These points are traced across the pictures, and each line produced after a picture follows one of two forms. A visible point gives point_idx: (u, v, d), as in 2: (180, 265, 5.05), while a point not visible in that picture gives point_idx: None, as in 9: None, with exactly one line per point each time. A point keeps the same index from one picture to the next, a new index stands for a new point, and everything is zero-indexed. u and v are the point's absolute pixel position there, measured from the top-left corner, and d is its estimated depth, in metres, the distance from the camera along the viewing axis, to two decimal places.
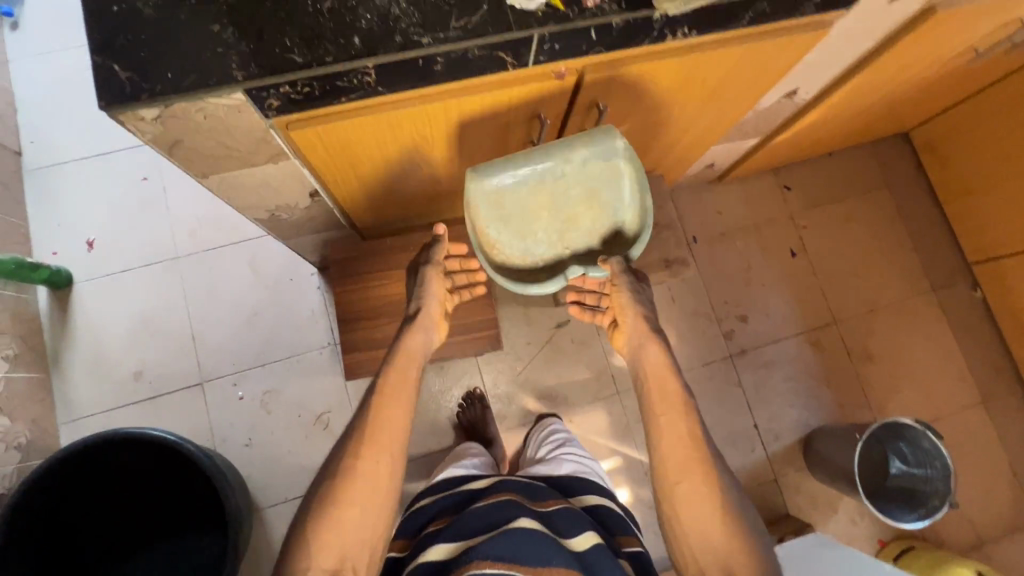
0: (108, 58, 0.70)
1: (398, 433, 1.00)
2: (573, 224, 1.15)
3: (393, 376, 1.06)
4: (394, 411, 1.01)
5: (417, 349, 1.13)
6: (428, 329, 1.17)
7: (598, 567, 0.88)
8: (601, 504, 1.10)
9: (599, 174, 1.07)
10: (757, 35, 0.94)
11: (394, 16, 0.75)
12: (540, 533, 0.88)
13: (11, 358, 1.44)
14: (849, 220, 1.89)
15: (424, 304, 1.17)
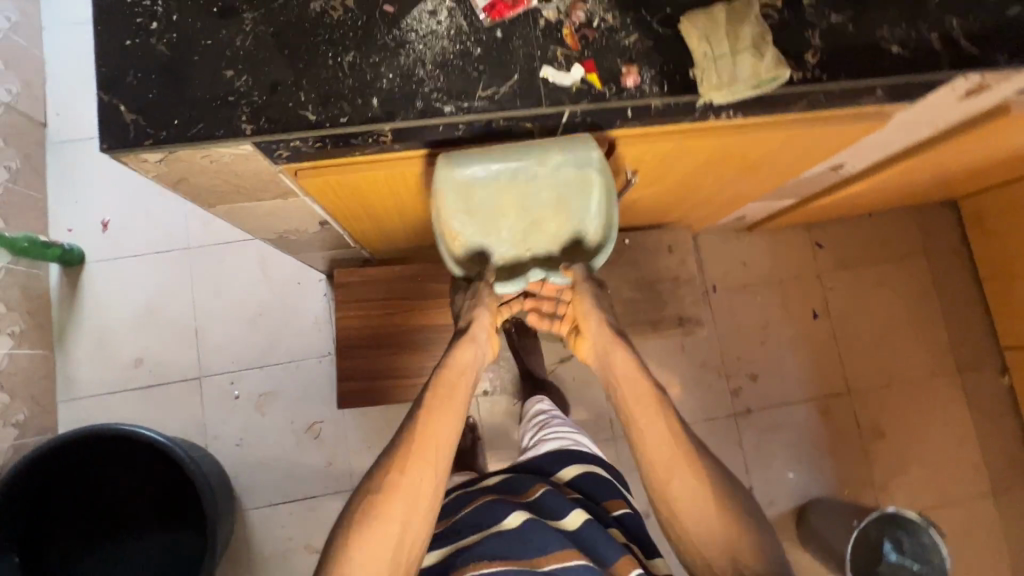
0: (116, 97, 0.67)
1: (446, 447, 0.80)
2: (537, 228, 0.92)
3: (438, 395, 0.84)
4: (441, 420, 0.81)
5: (468, 365, 0.88)
6: (481, 342, 0.91)
7: (597, 539, 0.84)
8: (588, 472, 1.04)
9: (569, 182, 0.83)
10: (809, 120, 0.86)
11: (417, 78, 0.70)
12: (532, 524, 0.83)
13: (16, 335, 1.45)
14: (880, 285, 1.80)
15: (476, 315, 0.91)
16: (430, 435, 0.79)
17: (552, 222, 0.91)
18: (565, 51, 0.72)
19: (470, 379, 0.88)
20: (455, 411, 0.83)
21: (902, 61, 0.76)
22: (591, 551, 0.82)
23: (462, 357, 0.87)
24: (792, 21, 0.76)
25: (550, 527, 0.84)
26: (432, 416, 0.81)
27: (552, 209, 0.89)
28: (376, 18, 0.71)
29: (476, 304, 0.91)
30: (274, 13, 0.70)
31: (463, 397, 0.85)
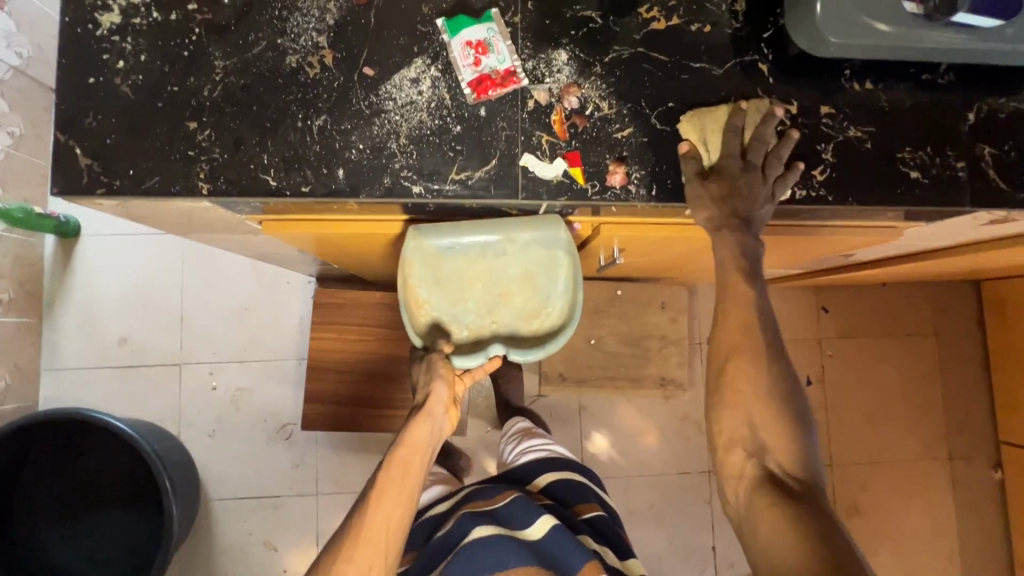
0: (74, 139, 0.64)
1: (398, 531, 0.70)
2: (504, 305, 0.85)
3: (388, 477, 0.73)
4: (388, 503, 0.71)
5: (422, 442, 0.77)
6: (440, 417, 0.81)
7: (563, 547, 0.74)
8: (563, 478, 0.96)
9: (537, 259, 0.81)
10: (810, 225, 0.80)
11: (388, 152, 0.66)
12: (493, 539, 0.73)
13: (4, 303, 1.46)
14: (882, 359, 1.72)
15: (433, 389, 0.81)
16: (376, 524, 0.69)
17: (519, 299, 0.85)
18: (550, 138, 0.67)
19: (426, 458, 0.77)
20: (409, 492, 0.73)
21: (920, 188, 0.70)
22: (557, 566, 0.72)
23: (417, 433, 0.77)
24: (804, 131, 0.70)
25: (512, 541, 0.74)
26: (380, 502, 0.71)
27: (520, 287, 0.84)
28: (353, 80, 0.67)
29: (431, 378, 0.81)
30: (246, 64, 0.66)
31: (416, 478, 0.74)
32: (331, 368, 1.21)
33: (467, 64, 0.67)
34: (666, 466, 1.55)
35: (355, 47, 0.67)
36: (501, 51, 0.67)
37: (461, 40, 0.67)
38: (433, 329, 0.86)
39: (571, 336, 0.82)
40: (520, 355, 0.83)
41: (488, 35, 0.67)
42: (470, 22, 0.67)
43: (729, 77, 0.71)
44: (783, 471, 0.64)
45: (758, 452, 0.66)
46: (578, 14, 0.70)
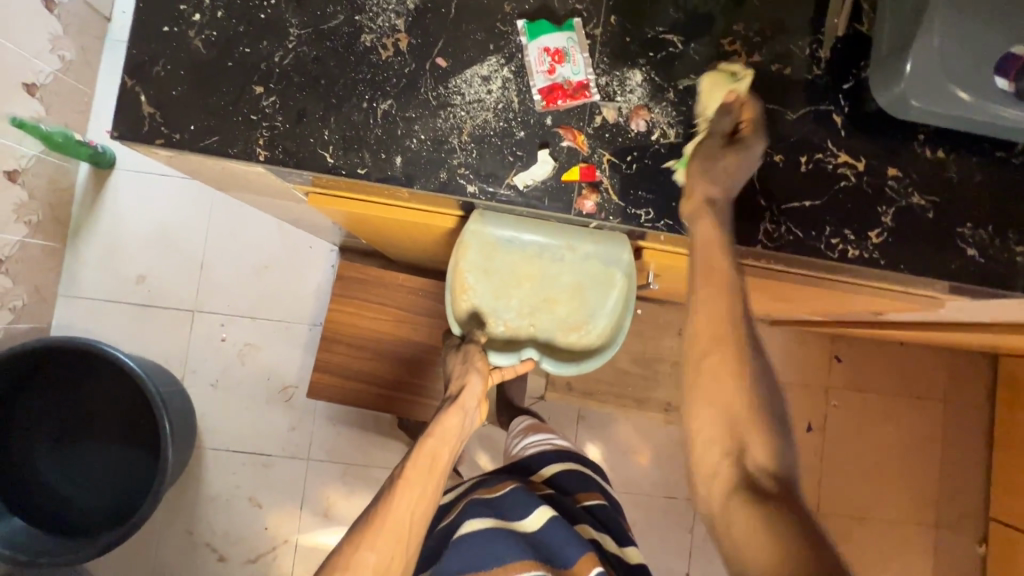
0: (142, 86, 0.65)
1: (421, 519, 0.68)
2: (548, 311, 0.86)
3: (416, 465, 0.72)
4: (415, 490, 0.69)
5: (452, 433, 0.77)
6: (471, 410, 0.81)
7: (559, 540, 0.73)
8: (567, 469, 0.97)
9: (594, 275, 0.82)
10: (854, 283, 0.78)
11: (449, 147, 0.66)
12: (488, 530, 0.72)
13: (32, 225, 1.47)
14: (885, 417, 1.69)
15: (468, 380, 0.82)
16: (401, 510, 0.67)
17: (563, 309, 0.85)
18: (612, 158, 0.67)
19: (454, 450, 0.76)
20: (435, 482, 0.72)
21: (975, 267, 0.68)
22: (554, 559, 0.71)
23: (447, 422, 0.77)
24: (868, 190, 0.69)
25: (508, 532, 0.73)
26: (407, 489, 0.69)
27: (568, 297, 0.85)
28: (425, 69, 0.66)
29: (468, 369, 0.83)
30: (321, 37, 0.65)
31: (444, 469, 0.74)
32: (344, 341, 1.21)
33: (540, 69, 0.66)
34: (652, 488, 1.55)
35: (432, 35, 0.66)
36: (576, 62, 0.66)
37: (538, 44, 0.66)
38: (473, 317, 0.88)
39: (610, 358, 0.85)
40: (552, 366, 0.85)
41: (567, 44, 0.66)
42: (551, 27, 0.66)
43: (800, 123, 0.69)
44: (764, 476, 0.55)
45: (735, 453, 0.57)
46: (658, 36, 0.69)
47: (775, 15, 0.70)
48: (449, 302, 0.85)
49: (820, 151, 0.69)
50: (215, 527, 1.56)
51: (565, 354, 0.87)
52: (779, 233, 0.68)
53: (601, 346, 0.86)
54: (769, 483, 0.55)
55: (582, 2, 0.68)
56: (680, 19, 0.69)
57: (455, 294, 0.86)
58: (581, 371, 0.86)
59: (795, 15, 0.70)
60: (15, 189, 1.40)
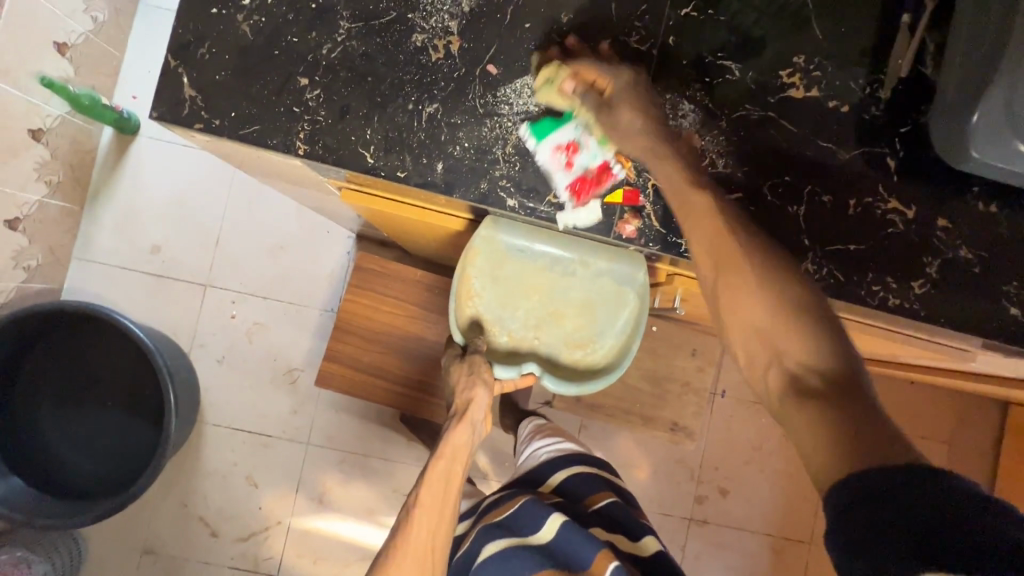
0: (186, 68, 0.63)
1: (441, 544, 0.69)
2: (554, 326, 0.84)
3: (430, 489, 0.71)
4: (432, 516, 0.69)
5: (462, 451, 0.75)
6: (477, 424, 0.78)
7: (575, 542, 0.75)
8: (575, 472, 0.98)
9: (604, 293, 0.82)
10: (886, 328, 0.77)
11: (492, 157, 0.64)
12: (504, 554, 0.73)
13: (52, 185, 1.46)
14: None
15: (473, 395, 0.78)
16: (420, 538, 0.67)
17: (570, 324, 0.84)
18: (657, 183, 0.65)
19: (466, 467, 0.76)
20: (449, 504, 0.71)
21: (1018, 327, 0.67)
22: (573, 565, 0.73)
23: (456, 441, 0.75)
24: (915, 239, 0.67)
25: (523, 550, 0.73)
26: (423, 513, 0.69)
27: (575, 313, 0.84)
28: (474, 75, 0.64)
29: (474, 382, 0.78)
30: (371, 32, 0.64)
31: (457, 489, 0.73)
32: (356, 332, 1.21)
33: (559, 169, 0.64)
34: (648, 504, 1.54)
35: (485, 40, 0.64)
36: (592, 146, 0.64)
37: (548, 143, 0.64)
38: (474, 325, 0.84)
39: (615, 379, 0.81)
40: (555, 384, 0.80)
41: (576, 134, 0.64)
42: (554, 125, 0.64)
43: (852, 163, 0.67)
44: (813, 374, 0.49)
45: (773, 358, 0.51)
46: (715, 61, 0.67)
47: (837, 48, 0.68)
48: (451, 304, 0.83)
49: (871, 194, 0.67)
50: (210, 502, 1.57)
51: (566, 371, 0.84)
52: (821, 275, 0.67)
53: (606, 367, 0.84)
54: (820, 383, 0.49)
55: (641, 19, 0.66)
56: (738, 44, 0.67)
57: (459, 297, 0.83)
58: (581, 393, 0.82)
59: (857, 49, 0.68)
60: (38, 148, 1.39)
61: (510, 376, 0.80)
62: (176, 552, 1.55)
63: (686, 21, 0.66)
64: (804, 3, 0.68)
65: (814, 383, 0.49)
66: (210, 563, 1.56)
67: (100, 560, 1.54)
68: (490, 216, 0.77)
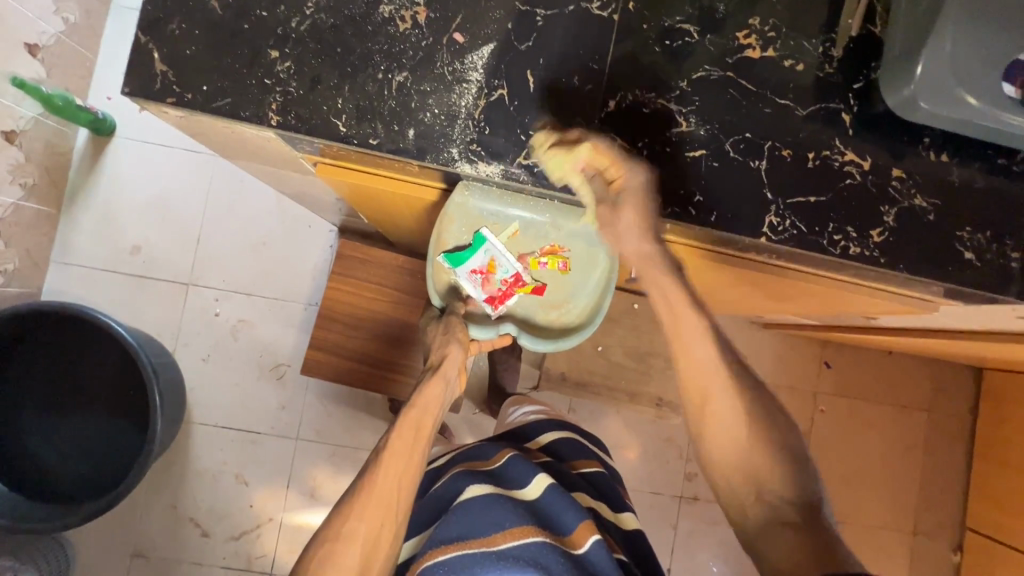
0: (157, 44, 0.64)
1: (406, 490, 0.71)
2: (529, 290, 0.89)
3: (401, 436, 0.75)
4: (400, 461, 0.72)
5: (434, 403, 0.80)
6: (451, 382, 0.84)
7: (559, 508, 0.77)
8: (563, 439, 1.01)
9: (576, 255, 0.87)
10: (851, 283, 0.79)
11: (462, 122, 0.66)
12: (489, 499, 0.76)
13: (27, 187, 1.45)
14: (869, 424, 1.68)
15: (448, 351, 0.85)
16: (388, 480, 0.70)
17: (545, 287, 0.89)
18: (623, 143, 0.67)
19: (438, 417, 0.80)
20: (419, 450, 0.74)
21: (971, 272, 0.70)
22: (554, 528, 0.74)
23: (429, 392, 0.80)
24: (872, 189, 0.70)
25: (509, 501, 0.76)
26: (393, 455, 0.73)
27: (550, 277, 0.89)
28: (442, 43, 0.66)
29: (449, 340, 0.86)
30: (339, 4, 0.65)
31: (427, 438, 0.76)
32: (341, 320, 1.21)
33: (477, 285, 0.88)
34: (638, 483, 1.56)
35: (451, 10, 0.66)
36: (501, 264, 0.86)
37: (465, 267, 0.87)
38: (452, 290, 0.90)
39: (589, 335, 0.88)
40: (531, 342, 0.87)
41: (487, 259, 0.85)
42: (468, 254, 0.85)
43: (809, 120, 0.70)
44: (784, 501, 0.59)
45: (754, 486, 0.61)
46: (675, 25, 0.69)
47: (791, 11, 0.71)
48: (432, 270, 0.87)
49: (827, 148, 0.70)
50: (201, 502, 1.56)
51: (543, 332, 0.90)
52: (784, 227, 0.69)
53: (580, 325, 0.89)
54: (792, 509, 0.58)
55: None
56: (695, 9, 0.69)
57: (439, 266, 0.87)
58: (557, 348, 0.89)
59: (810, 12, 0.71)
60: (11, 149, 1.38)
61: (487, 335, 0.89)
62: (166, 554, 1.54)
63: None
64: None
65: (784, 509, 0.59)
66: (202, 564, 1.55)
67: (88, 565, 1.52)
68: (463, 181, 0.79)
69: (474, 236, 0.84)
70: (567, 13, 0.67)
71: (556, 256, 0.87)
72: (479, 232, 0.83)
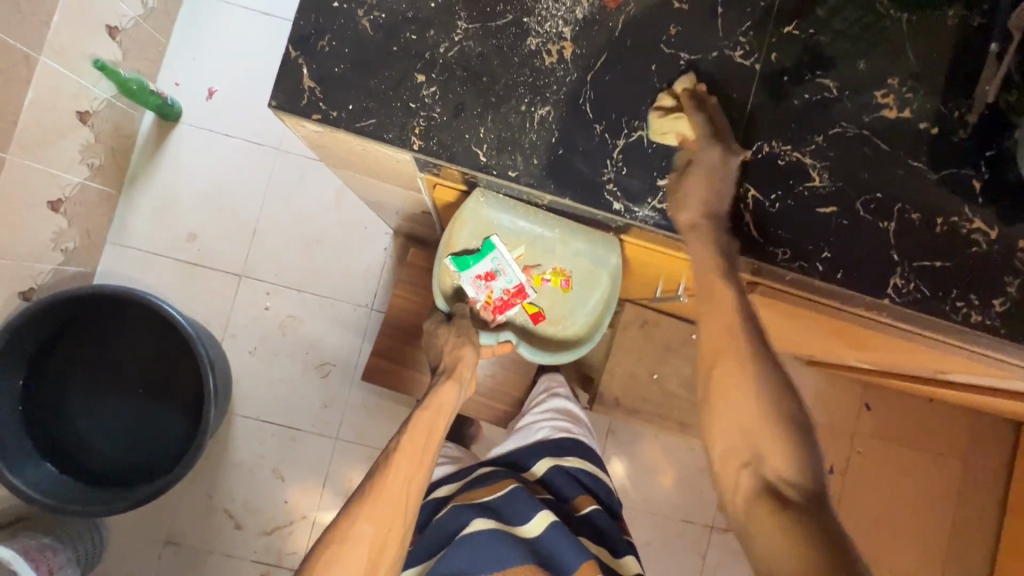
0: (308, 61, 0.64)
1: (415, 490, 0.77)
2: (533, 304, 0.94)
3: (412, 437, 0.80)
4: (408, 462, 0.78)
5: (447, 407, 0.85)
6: (465, 382, 0.89)
7: (559, 546, 0.81)
8: (567, 465, 1.02)
9: (581, 274, 0.91)
10: (955, 344, 0.78)
11: (600, 163, 0.67)
12: (491, 535, 0.81)
13: (94, 168, 1.45)
14: (905, 470, 1.64)
15: (462, 352, 0.88)
16: (396, 481, 0.76)
17: (547, 302, 0.94)
18: (757, 194, 0.68)
19: (449, 421, 0.85)
20: (429, 451, 0.80)
21: None
22: (553, 565, 0.80)
23: (443, 396, 0.85)
24: (998, 259, 0.69)
25: (515, 539, 0.81)
26: (404, 457, 0.78)
27: (553, 292, 0.93)
28: (586, 81, 0.66)
29: (462, 343, 0.88)
30: (488, 33, 0.65)
31: (438, 438, 0.82)
32: (404, 329, 1.21)
33: (480, 291, 0.92)
34: (670, 512, 1.54)
35: (598, 47, 0.66)
36: (505, 273, 0.90)
37: (471, 273, 0.91)
38: (456, 293, 0.95)
39: (586, 351, 0.93)
40: (528, 352, 0.92)
41: (492, 266, 0.89)
42: (474, 261, 0.89)
43: (938, 186, 0.70)
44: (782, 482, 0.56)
45: (752, 461, 0.58)
46: (815, 80, 0.69)
47: (929, 73, 0.70)
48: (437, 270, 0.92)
49: (956, 214, 0.69)
50: (236, 494, 1.56)
51: (537, 341, 0.96)
52: (908, 289, 0.69)
53: (578, 341, 0.95)
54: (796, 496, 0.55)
55: (747, 36, 0.68)
56: (834, 66, 0.70)
57: (446, 268, 0.93)
58: (552, 362, 0.94)
59: (946, 74, 0.71)
60: (83, 130, 1.38)
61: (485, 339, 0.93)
62: (198, 544, 1.54)
63: (787, 39, 0.69)
64: (899, 31, 0.70)
65: (787, 493, 0.55)
66: (232, 556, 1.54)
67: (121, 547, 1.52)
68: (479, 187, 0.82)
69: (483, 242, 0.88)
70: (709, 60, 0.68)
71: (559, 275, 0.91)
72: (489, 240, 0.88)
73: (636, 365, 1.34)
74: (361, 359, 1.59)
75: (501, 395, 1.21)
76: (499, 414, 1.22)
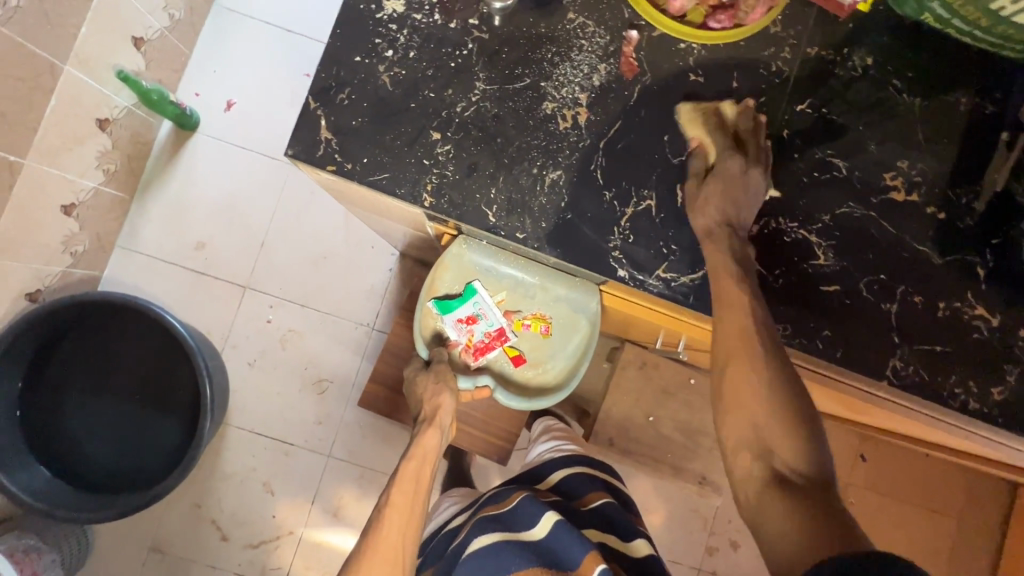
0: (327, 112, 0.66)
1: (409, 541, 0.78)
2: (513, 350, 0.95)
3: (401, 489, 0.82)
4: (400, 515, 0.79)
5: (430, 454, 0.88)
6: (445, 428, 0.91)
7: (566, 543, 0.78)
8: (573, 473, 1.02)
9: (561, 321, 0.94)
10: (953, 424, 0.78)
11: (608, 230, 0.68)
12: (496, 549, 0.78)
13: (109, 173, 1.47)
14: (895, 525, 1.62)
15: (440, 400, 0.90)
16: (390, 536, 0.77)
17: (528, 349, 0.96)
18: (762, 269, 0.70)
19: (434, 467, 0.88)
20: (418, 502, 0.82)
21: None
22: (562, 565, 0.75)
23: (425, 443, 0.88)
24: (997, 346, 0.70)
25: (515, 547, 0.78)
26: (394, 511, 0.80)
27: (533, 339, 0.96)
28: (599, 147, 0.67)
29: (439, 390, 0.90)
30: (505, 95, 0.66)
31: (425, 487, 0.85)
32: (403, 356, 1.21)
33: (462, 334, 0.94)
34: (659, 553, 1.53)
35: (612, 114, 0.68)
36: (486, 317, 0.93)
37: (453, 316, 0.94)
38: (436, 336, 0.96)
39: (566, 395, 0.94)
40: (505, 398, 0.93)
41: (474, 310, 0.92)
42: (458, 304, 0.93)
43: (943, 271, 0.70)
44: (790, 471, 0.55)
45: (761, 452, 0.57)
46: (824, 158, 0.70)
47: (939, 158, 0.71)
48: (419, 314, 0.94)
49: (959, 299, 0.70)
50: (224, 506, 1.56)
51: (517, 387, 0.97)
52: (906, 371, 0.69)
53: (557, 385, 0.96)
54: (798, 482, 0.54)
55: (760, 112, 0.70)
56: (845, 144, 0.70)
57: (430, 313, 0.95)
58: (530, 406, 0.95)
59: (958, 159, 0.71)
60: (101, 136, 1.40)
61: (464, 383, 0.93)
62: (182, 552, 1.54)
63: (799, 115, 0.70)
64: (913, 115, 0.71)
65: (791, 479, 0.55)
66: (216, 567, 1.54)
67: (105, 551, 1.52)
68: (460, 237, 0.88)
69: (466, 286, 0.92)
70: None
71: (539, 320, 0.94)
72: (471, 284, 0.91)
73: (633, 406, 1.33)
74: (358, 378, 1.59)
75: (495, 430, 1.21)
76: (493, 449, 1.22)
